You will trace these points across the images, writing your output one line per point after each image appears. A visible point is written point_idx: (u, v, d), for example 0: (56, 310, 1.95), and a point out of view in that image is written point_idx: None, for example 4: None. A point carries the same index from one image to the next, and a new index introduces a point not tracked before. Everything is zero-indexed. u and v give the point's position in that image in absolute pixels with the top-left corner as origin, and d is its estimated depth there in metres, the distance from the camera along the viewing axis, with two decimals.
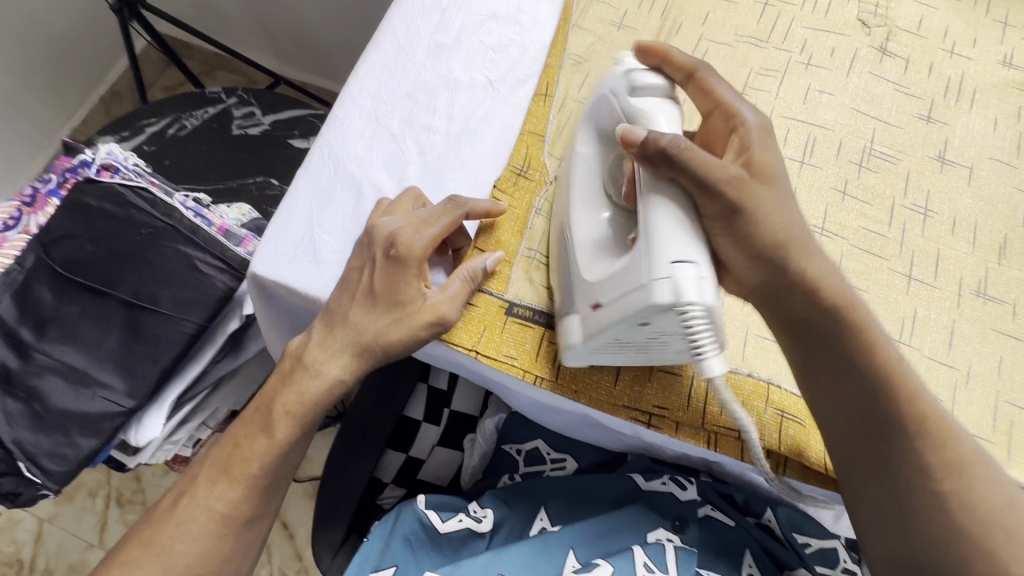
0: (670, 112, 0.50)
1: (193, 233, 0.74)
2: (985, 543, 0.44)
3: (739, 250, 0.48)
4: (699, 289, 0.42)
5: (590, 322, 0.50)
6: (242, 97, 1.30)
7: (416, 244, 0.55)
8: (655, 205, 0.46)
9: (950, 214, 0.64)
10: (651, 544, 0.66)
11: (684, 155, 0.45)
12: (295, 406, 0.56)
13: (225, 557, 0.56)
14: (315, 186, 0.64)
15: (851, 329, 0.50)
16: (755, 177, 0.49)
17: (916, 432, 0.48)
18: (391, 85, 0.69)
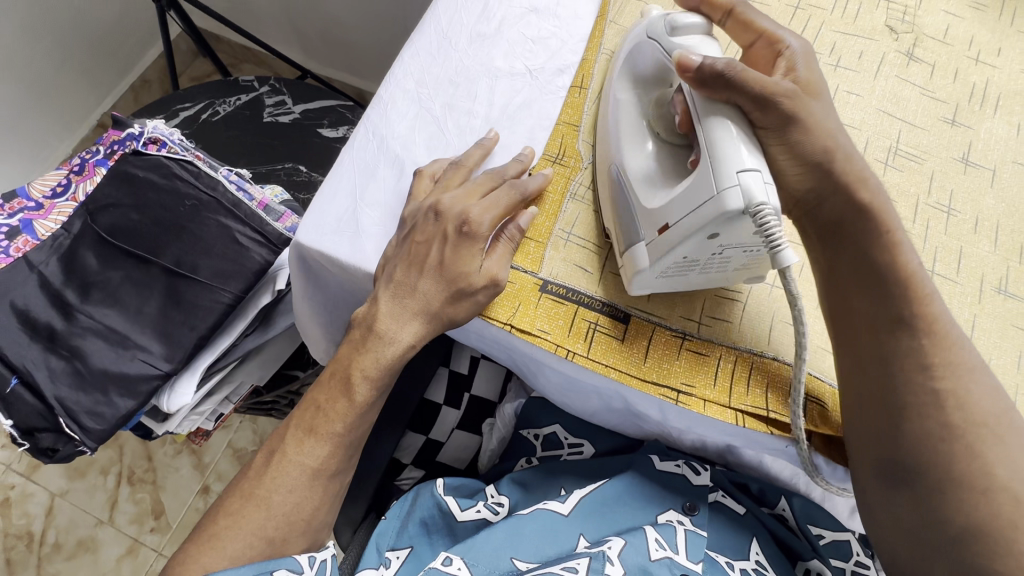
0: (713, 46, 0.56)
1: (235, 207, 0.77)
2: (977, 446, 0.50)
3: (791, 156, 0.54)
4: (765, 191, 0.48)
5: (656, 246, 0.55)
6: (275, 85, 1.33)
7: (485, 221, 0.59)
8: (716, 125, 0.51)
9: (973, 214, 0.66)
10: (661, 524, 0.65)
11: (737, 74, 0.51)
12: (373, 370, 0.59)
13: (313, 511, 0.59)
14: (360, 162, 0.67)
15: (874, 225, 0.54)
16: (804, 92, 0.55)
17: (926, 329, 0.52)
18: (434, 71, 0.71)
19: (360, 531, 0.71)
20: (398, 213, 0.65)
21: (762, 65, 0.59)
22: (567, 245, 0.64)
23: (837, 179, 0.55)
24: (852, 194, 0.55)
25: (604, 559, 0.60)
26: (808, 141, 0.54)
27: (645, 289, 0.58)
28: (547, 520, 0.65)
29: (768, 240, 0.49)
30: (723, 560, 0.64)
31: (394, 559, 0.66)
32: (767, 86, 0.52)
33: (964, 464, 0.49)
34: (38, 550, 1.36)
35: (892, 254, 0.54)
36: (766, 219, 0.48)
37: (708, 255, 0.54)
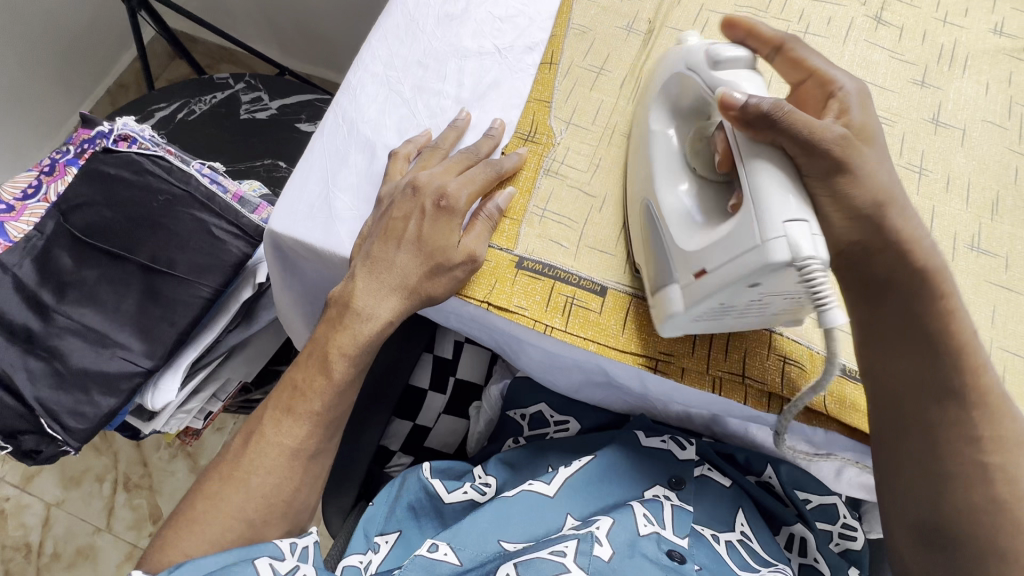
0: (759, 82, 0.52)
1: (209, 200, 0.76)
2: (1012, 513, 0.50)
3: (840, 210, 0.50)
4: (812, 244, 0.45)
5: (692, 290, 0.53)
6: (250, 82, 1.33)
7: (462, 196, 0.60)
8: (758, 168, 0.48)
9: (944, 173, 0.66)
10: (649, 499, 0.65)
11: (785, 115, 0.47)
12: (351, 348, 0.58)
13: (295, 492, 0.59)
14: (331, 147, 0.66)
15: (928, 296, 0.52)
16: (856, 136, 0.51)
17: (976, 402, 0.52)
18: (403, 53, 0.71)
19: (350, 519, 0.71)
20: (371, 195, 0.65)
21: (812, 105, 0.55)
22: (541, 221, 0.64)
23: (892, 234, 0.52)
24: (906, 252, 0.52)
25: (592, 540, 0.59)
26: (857, 191, 0.50)
27: (676, 330, 0.56)
28: (533, 503, 0.65)
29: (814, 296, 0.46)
30: (708, 532, 0.65)
31: (383, 544, 0.67)
32: (819, 132, 0.48)
33: (1004, 535, 0.50)
34: (36, 560, 1.36)
35: (943, 319, 0.52)
36: (812, 274, 0.45)
37: (751, 303, 0.51)
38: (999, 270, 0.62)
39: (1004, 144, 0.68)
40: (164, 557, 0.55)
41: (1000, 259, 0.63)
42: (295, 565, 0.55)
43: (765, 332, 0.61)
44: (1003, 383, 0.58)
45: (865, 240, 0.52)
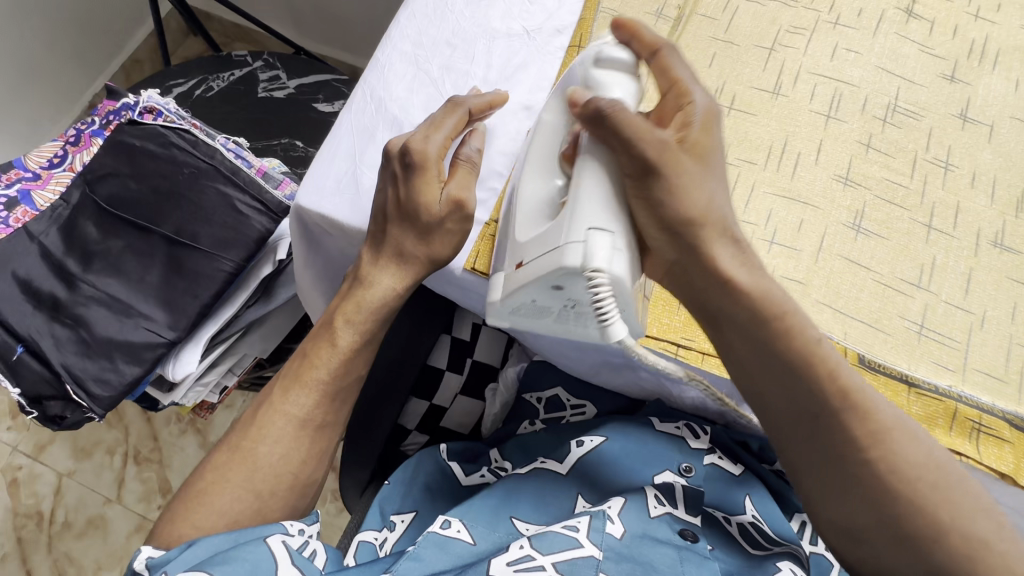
0: (629, 87, 0.53)
1: (233, 174, 0.76)
2: (917, 496, 0.48)
3: (654, 219, 0.50)
4: (608, 256, 0.47)
5: (512, 281, 0.55)
6: (268, 61, 1.33)
7: (430, 146, 0.58)
8: (587, 166, 0.51)
9: (970, 169, 0.66)
10: (659, 483, 0.66)
11: (617, 117, 0.48)
12: (352, 314, 0.61)
13: (301, 463, 0.61)
14: (358, 124, 0.67)
15: (759, 318, 0.52)
16: (687, 150, 0.51)
17: (842, 409, 0.50)
18: (431, 33, 0.71)
19: (366, 495, 0.75)
20: None
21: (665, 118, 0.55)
22: None
23: (702, 255, 0.52)
24: (719, 274, 0.52)
25: (604, 517, 0.59)
26: (673, 201, 0.50)
27: (501, 318, 0.59)
28: (545, 481, 0.67)
29: (597, 307, 0.48)
30: (721, 515, 0.66)
31: (399, 523, 0.67)
32: (636, 137, 0.48)
33: (917, 520, 0.47)
34: (48, 529, 1.38)
35: (790, 335, 0.52)
36: (598, 287, 0.48)
37: (564, 309, 0.53)
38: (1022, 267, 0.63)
39: None
40: (176, 528, 0.56)
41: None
42: (305, 539, 0.56)
43: None
44: (1021, 379, 0.59)
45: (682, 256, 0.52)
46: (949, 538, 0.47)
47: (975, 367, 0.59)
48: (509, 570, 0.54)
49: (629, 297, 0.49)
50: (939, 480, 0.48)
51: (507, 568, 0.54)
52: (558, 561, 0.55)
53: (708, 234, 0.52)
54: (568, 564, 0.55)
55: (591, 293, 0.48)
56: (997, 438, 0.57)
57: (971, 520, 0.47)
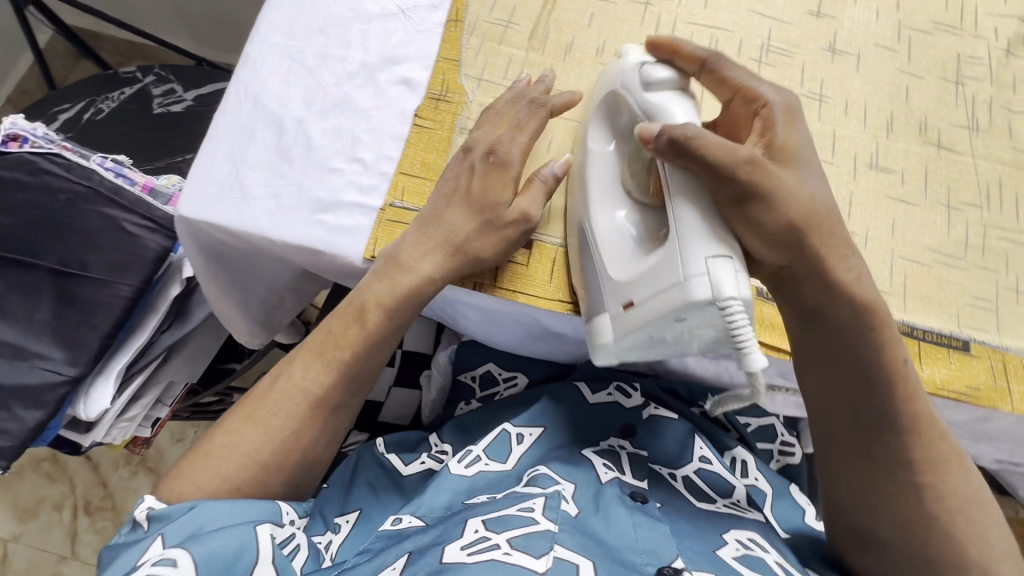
0: (686, 106, 0.51)
1: (115, 194, 0.72)
2: (949, 529, 0.53)
3: (760, 238, 0.48)
4: (734, 284, 0.45)
5: (621, 321, 0.52)
6: (160, 75, 1.26)
7: (515, 149, 0.59)
8: (681, 203, 0.48)
9: (842, 98, 0.69)
10: (605, 450, 0.64)
11: (697, 142, 0.46)
12: (388, 299, 0.58)
13: (311, 444, 0.60)
14: (236, 125, 0.64)
15: (863, 328, 0.51)
16: (776, 159, 0.49)
17: (910, 430, 0.53)
18: (302, 22, 0.68)
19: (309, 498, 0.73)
20: (283, 170, 0.62)
21: (743, 129, 0.53)
22: None
23: (815, 256, 0.49)
24: (829, 281, 0.50)
25: (559, 497, 0.54)
26: (770, 216, 0.47)
27: (610, 359, 0.56)
28: None
29: (733, 335, 0.45)
30: (665, 472, 0.64)
31: (344, 525, 0.62)
32: (724, 158, 0.46)
33: (936, 546, 0.53)
34: None
35: (881, 351, 0.52)
36: (733, 314, 0.45)
37: (682, 341, 0.51)
38: (896, 184, 0.66)
39: (896, 66, 0.71)
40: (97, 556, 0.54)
41: (897, 174, 0.66)
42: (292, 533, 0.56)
43: None
44: (905, 290, 0.62)
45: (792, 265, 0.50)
46: (969, 569, 0.53)
47: None
48: (463, 554, 0.47)
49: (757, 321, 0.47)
50: (975, 516, 0.54)
51: (461, 552, 0.48)
52: (513, 536, 0.48)
53: (820, 239, 0.49)
54: (523, 538, 0.48)
55: (723, 322, 0.46)
56: None
57: (989, 552, 0.53)
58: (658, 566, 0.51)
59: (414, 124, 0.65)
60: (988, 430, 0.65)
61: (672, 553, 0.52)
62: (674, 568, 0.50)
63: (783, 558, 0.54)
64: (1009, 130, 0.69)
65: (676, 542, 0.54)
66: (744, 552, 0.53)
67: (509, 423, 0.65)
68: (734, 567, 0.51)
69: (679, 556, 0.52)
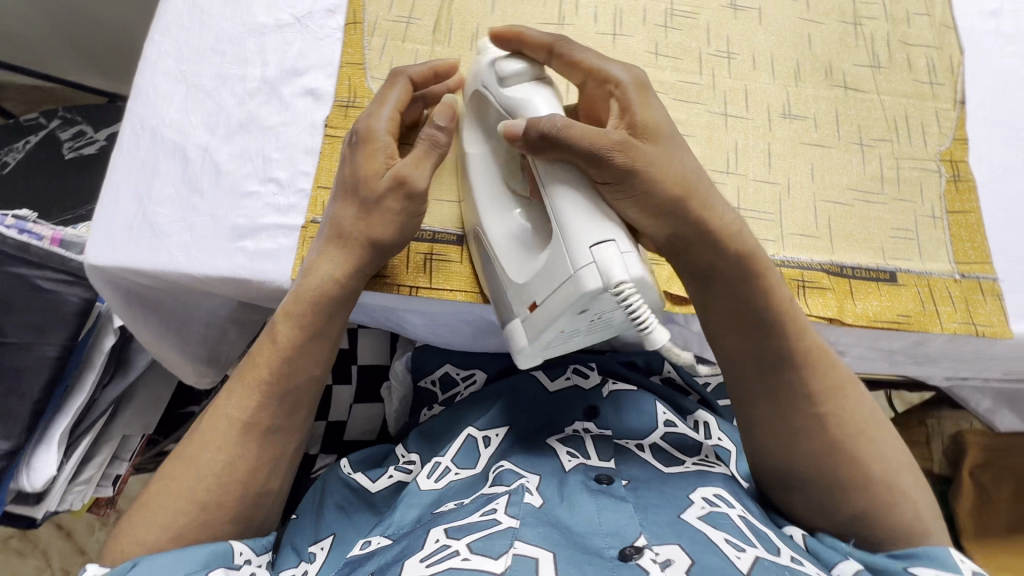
0: (545, 93, 0.53)
1: (23, 251, 0.69)
2: (861, 456, 0.53)
3: (636, 207, 0.50)
4: (621, 266, 0.47)
5: (532, 324, 0.53)
6: (65, 117, 1.19)
7: (377, 124, 0.56)
8: (557, 194, 0.50)
9: (749, 53, 0.70)
10: (568, 437, 0.62)
11: (562, 129, 0.48)
12: (292, 305, 0.56)
13: (251, 473, 0.55)
14: (136, 160, 0.61)
15: (744, 274, 0.52)
16: (641, 136, 0.49)
17: (806, 364, 0.54)
18: (193, 43, 0.65)
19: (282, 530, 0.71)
20: (192, 201, 0.60)
21: (601, 107, 0.54)
22: None
23: (694, 221, 0.50)
24: (713, 235, 0.51)
25: (522, 490, 0.53)
26: (654, 189, 0.49)
27: (535, 361, 0.56)
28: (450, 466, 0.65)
29: (632, 315, 0.47)
30: (633, 444, 0.62)
31: (319, 552, 0.61)
32: (594, 141, 0.48)
33: (846, 468, 0.53)
34: None
35: (767, 292, 0.53)
36: (626, 295, 0.47)
37: (597, 324, 0.52)
38: (810, 130, 0.68)
39: (797, 15, 0.72)
40: None
41: (809, 120, 0.68)
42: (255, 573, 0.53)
43: None
44: (831, 232, 0.64)
45: (671, 230, 0.51)
46: (876, 488, 0.53)
47: (792, 232, 0.64)
48: (423, 566, 0.47)
49: (653, 292, 0.49)
50: (878, 439, 0.54)
51: (420, 566, 0.47)
52: (473, 540, 0.48)
53: (700, 202, 0.50)
54: (482, 541, 0.47)
55: (620, 304, 0.48)
56: (820, 289, 0.62)
57: (896, 475, 0.53)
58: (621, 547, 0.49)
59: (326, 135, 0.63)
60: (928, 354, 0.67)
61: (635, 531, 0.50)
62: (636, 547, 0.48)
63: (746, 514, 0.53)
64: (908, 63, 0.71)
65: (639, 518, 0.52)
66: (709, 510, 0.52)
67: (473, 428, 0.64)
68: (697, 530, 0.50)
69: (642, 533, 0.50)
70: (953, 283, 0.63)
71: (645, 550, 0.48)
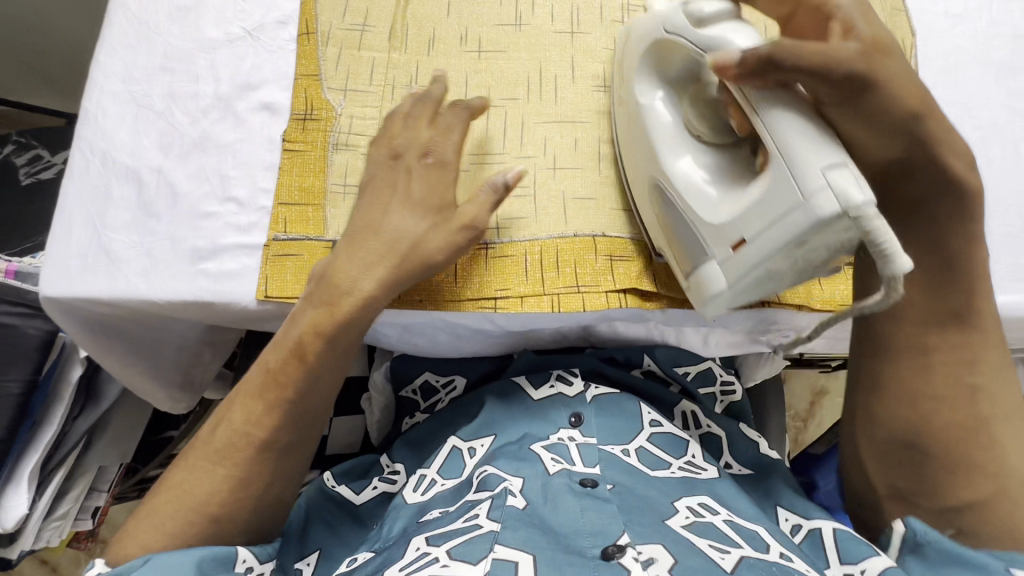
0: (744, 31, 0.48)
1: None
2: (993, 443, 0.50)
3: (868, 132, 0.48)
4: (860, 187, 0.42)
5: (731, 264, 0.50)
6: (19, 142, 1.14)
7: (450, 153, 0.57)
8: (776, 119, 0.45)
9: None
10: (553, 444, 0.60)
11: (785, 53, 0.43)
12: (328, 325, 0.53)
13: (265, 486, 0.54)
14: (87, 187, 0.60)
15: (954, 195, 0.51)
16: (880, 52, 0.46)
17: (974, 325, 0.52)
18: (141, 63, 0.64)
19: None
20: (148, 225, 0.59)
21: (811, 36, 0.49)
22: (346, 197, 0.60)
23: (921, 139, 0.49)
24: (942, 168, 0.50)
25: (505, 494, 0.52)
26: (885, 111, 0.47)
27: (719, 310, 0.55)
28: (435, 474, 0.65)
29: (876, 246, 0.41)
30: (618, 449, 0.60)
31: (305, 568, 0.60)
32: (827, 60, 0.44)
33: (981, 451, 0.49)
34: None
35: (962, 238, 0.52)
36: (869, 220, 0.41)
37: (799, 265, 0.48)
38: None
39: None
40: None
41: None
42: None
43: (589, 239, 0.63)
44: None
45: (905, 156, 0.50)
46: (1006, 479, 0.48)
47: None
48: None
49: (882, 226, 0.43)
50: (1012, 431, 0.51)
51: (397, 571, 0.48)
52: (452, 547, 0.48)
53: (929, 120, 0.49)
54: (462, 546, 0.47)
55: (847, 236, 0.43)
56: None
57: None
58: (604, 546, 0.47)
59: (285, 149, 0.61)
60: None
61: (618, 530, 0.49)
62: (618, 546, 0.47)
63: (733, 518, 0.52)
64: None
65: (623, 519, 0.50)
66: (693, 519, 0.51)
67: (458, 440, 0.64)
68: (681, 534, 0.49)
69: (625, 532, 0.49)
70: None
71: (628, 549, 0.46)
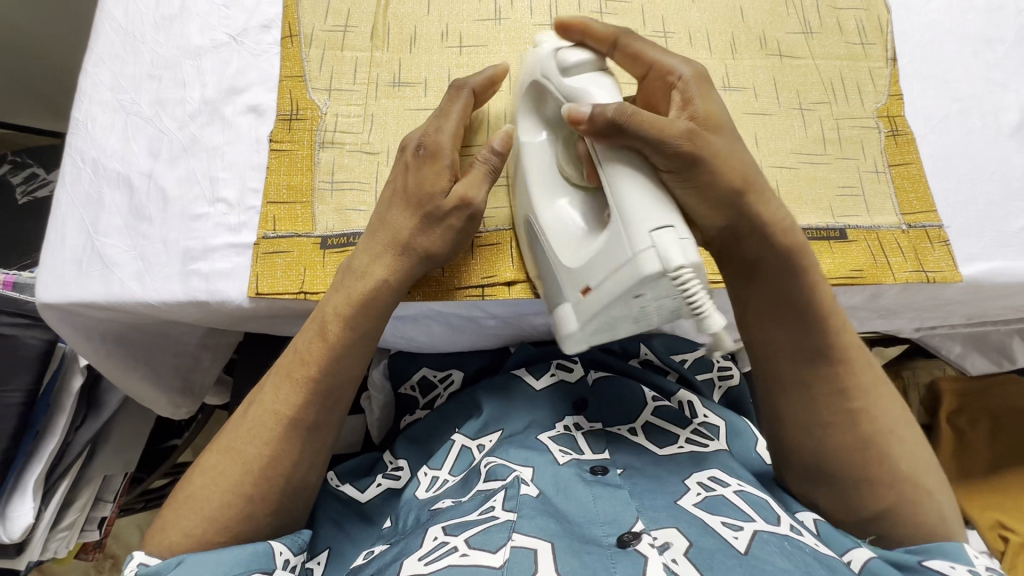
0: (605, 83, 0.50)
1: None
2: (889, 460, 0.52)
3: (704, 202, 0.48)
4: (682, 251, 0.43)
5: (582, 308, 0.51)
6: (16, 161, 1.14)
7: (444, 137, 0.57)
8: (620, 179, 0.46)
9: (684, 31, 0.71)
10: (559, 434, 0.59)
11: (632, 118, 0.45)
12: (346, 307, 0.55)
13: (293, 466, 0.54)
14: (80, 194, 0.61)
15: (795, 270, 0.51)
16: (705, 127, 0.48)
17: (841, 358, 0.53)
18: (129, 72, 0.65)
19: None
20: (142, 229, 0.60)
21: (659, 99, 0.52)
22: (334, 193, 0.61)
23: (749, 216, 0.49)
24: (766, 233, 0.50)
25: (518, 483, 0.52)
26: (717, 179, 0.47)
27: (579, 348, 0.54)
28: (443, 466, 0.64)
29: (690, 303, 0.43)
30: (625, 430, 0.60)
31: (315, 566, 0.59)
32: (659, 131, 0.45)
33: (873, 466, 0.52)
34: None
35: (812, 290, 0.52)
36: (686, 281, 0.43)
37: (644, 314, 0.49)
38: (750, 100, 0.69)
39: None
40: None
41: (749, 91, 0.69)
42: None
43: None
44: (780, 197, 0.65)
45: (729, 226, 0.50)
46: (903, 486, 0.52)
47: None
48: (420, 564, 0.46)
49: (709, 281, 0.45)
50: (906, 438, 0.53)
51: (418, 563, 0.46)
52: (471, 535, 0.47)
53: (758, 195, 0.49)
54: (480, 535, 0.47)
55: (678, 292, 0.44)
56: None
57: (921, 474, 0.52)
58: (618, 535, 0.48)
59: (272, 148, 0.62)
60: (887, 306, 0.68)
61: (631, 517, 0.49)
62: (633, 533, 0.48)
63: (743, 487, 0.52)
64: (838, 27, 0.73)
65: (636, 504, 0.51)
66: (704, 495, 0.51)
67: (466, 438, 0.62)
68: (693, 513, 0.49)
69: (638, 517, 0.49)
70: (900, 234, 0.65)
71: (642, 535, 0.47)
